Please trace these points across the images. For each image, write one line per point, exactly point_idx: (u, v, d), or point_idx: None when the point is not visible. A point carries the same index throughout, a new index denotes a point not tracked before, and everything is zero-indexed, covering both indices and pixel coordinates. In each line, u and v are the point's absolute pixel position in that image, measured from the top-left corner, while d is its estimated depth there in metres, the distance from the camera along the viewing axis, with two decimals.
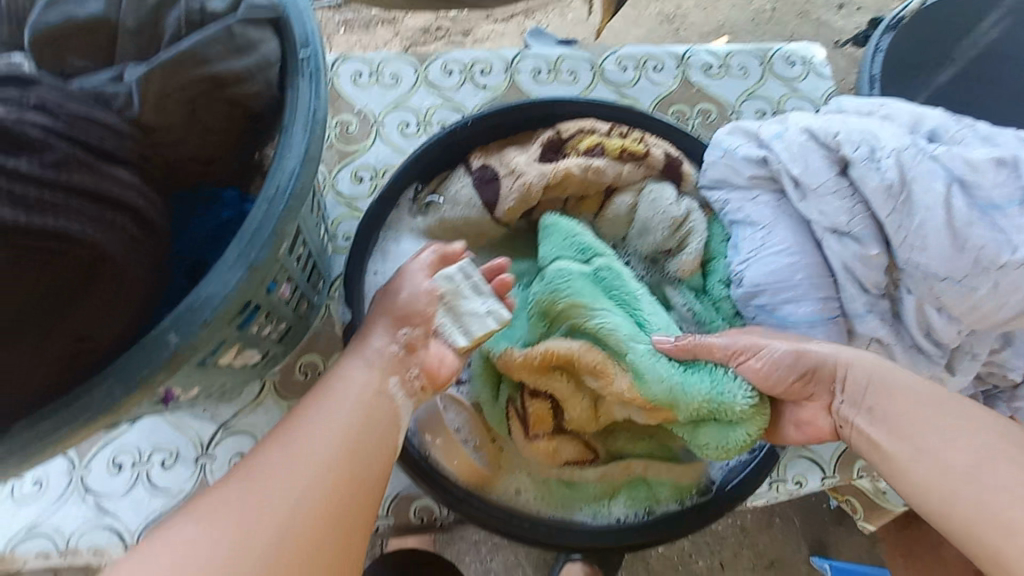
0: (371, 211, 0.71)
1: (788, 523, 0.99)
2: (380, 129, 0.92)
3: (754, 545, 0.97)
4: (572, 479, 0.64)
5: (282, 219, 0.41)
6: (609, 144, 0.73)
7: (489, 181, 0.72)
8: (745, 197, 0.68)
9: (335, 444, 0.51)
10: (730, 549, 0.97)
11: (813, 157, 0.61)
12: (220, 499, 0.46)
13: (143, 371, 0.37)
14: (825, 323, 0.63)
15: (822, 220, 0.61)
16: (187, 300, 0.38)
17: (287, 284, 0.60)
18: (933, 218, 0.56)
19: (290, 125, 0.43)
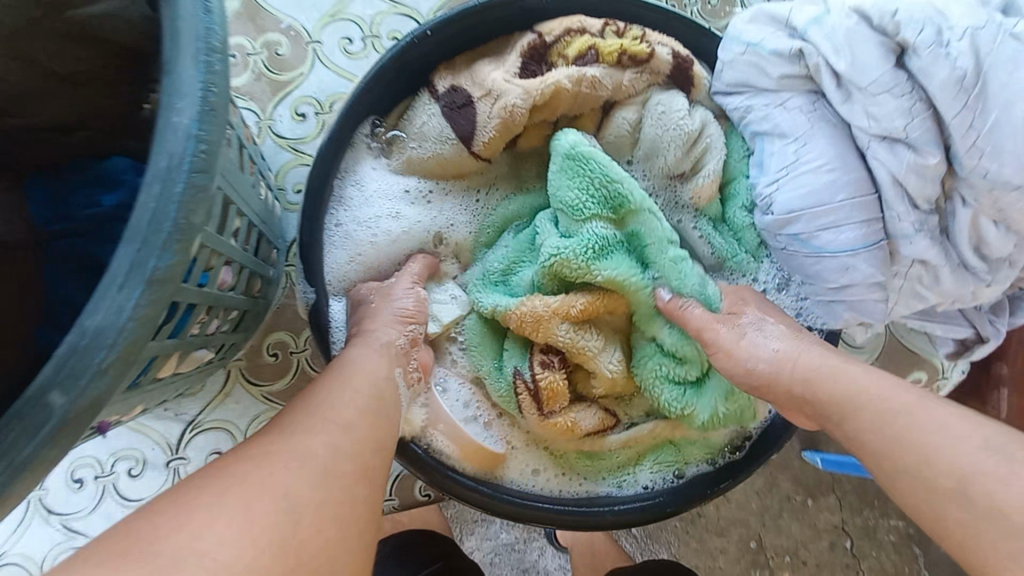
0: (321, 156, 0.57)
1: None
2: (318, 48, 0.75)
3: None
4: (593, 449, 0.58)
5: (185, 208, 0.29)
6: (604, 46, 0.59)
7: (461, 108, 0.59)
8: (774, 102, 0.56)
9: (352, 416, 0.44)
10: None
11: (863, 46, 0.49)
12: (232, 476, 0.37)
13: (27, 446, 0.27)
14: (869, 249, 0.54)
15: (870, 126, 0.51)
16: (68, 341, 0.27)
17: (228, 268, 0.48)
18: (1013, 114, 0.46)
19: (174, 62, 0.29)
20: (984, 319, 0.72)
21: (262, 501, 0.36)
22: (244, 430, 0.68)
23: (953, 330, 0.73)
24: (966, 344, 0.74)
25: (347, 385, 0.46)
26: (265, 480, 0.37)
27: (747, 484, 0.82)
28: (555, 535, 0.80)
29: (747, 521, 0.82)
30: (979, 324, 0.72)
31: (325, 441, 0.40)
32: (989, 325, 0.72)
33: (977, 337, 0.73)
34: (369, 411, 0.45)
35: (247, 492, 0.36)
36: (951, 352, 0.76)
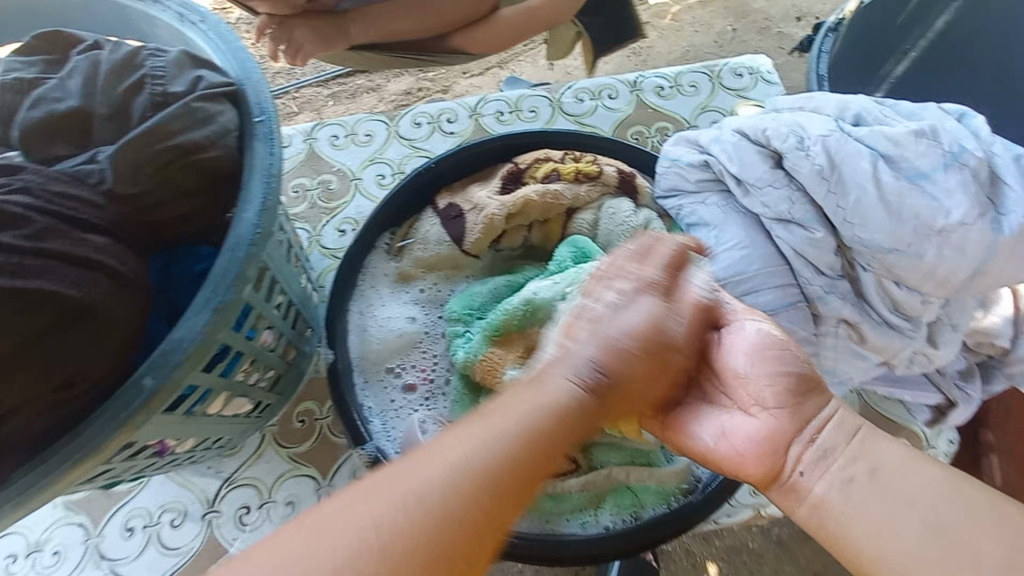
0: (350, 254, 0.75)
1: None
2: (359, 183, 0.99)
3: (794, 560, 0.98)
4: (557, 492, 0.64)
5: (242, 265, 0.45)
6: (564, 168, 0.77)
7: (455, 218, 0.77)
8: (696, 200, 0.71)
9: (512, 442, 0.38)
10: (771, 565, 0.98)
11: (748, 154, 0.66)
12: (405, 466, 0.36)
13: (124, 412, 0.41)
14: (788, 308, 0.63)
15: (767, 212, 0.65)
16: (160, 347, 0.42)
17: (270, 331, 0.64)
18: (866, 194, 0.59)
19: (248, 182, 0.48)
20: (951, 384, 0.76)
21: (370, 522, 0.33)
22: (270, 486, 0.79)
23: (924, 396, 0.76)
24: (942, 411, 0.77)
25: (522, 411, 0.40)
26: (408, 489, 0.35)
27: None
28: None
29: None
30: (946, 389, 0.76)
31: (490, 441, 0.38)
32: (956, 390, 0.76)
33: (949, 402, 0.77)
34: (510, 455, 0.37)
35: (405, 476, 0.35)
36: (928, 421, 0.78)
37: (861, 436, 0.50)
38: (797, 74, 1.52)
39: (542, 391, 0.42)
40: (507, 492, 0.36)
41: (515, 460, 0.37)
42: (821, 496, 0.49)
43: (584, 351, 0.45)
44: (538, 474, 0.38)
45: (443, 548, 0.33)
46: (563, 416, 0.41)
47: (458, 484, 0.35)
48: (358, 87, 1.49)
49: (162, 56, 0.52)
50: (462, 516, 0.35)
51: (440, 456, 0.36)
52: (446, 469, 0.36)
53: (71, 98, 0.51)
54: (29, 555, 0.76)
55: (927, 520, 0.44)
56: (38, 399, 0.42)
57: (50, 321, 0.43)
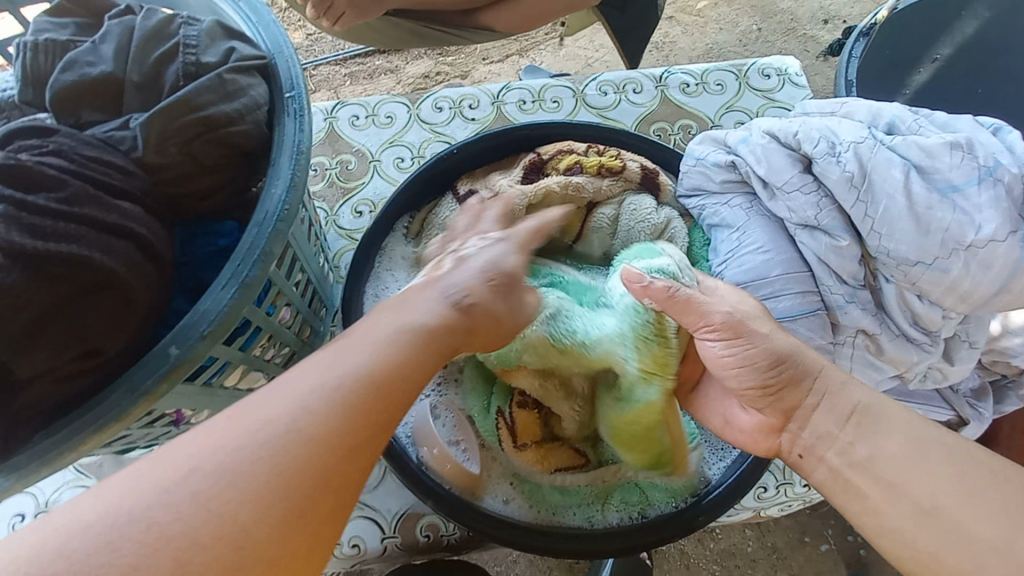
0: (367, 237, 0.75)
1: (822, 540, 1.00)
2: (378, 164, 0.98)
3: (787, 565, 0.98)
4: (564, 485, 0.64)
5: (268, 240, 0.45)
6: (587, 161, 0.76)
7: (475, 205, 0.76)
8: (720, 201, 0.70)
9: (346, 380, 0.37)
10: (762, 570, 0.98)
11: (776, 157, 0.65)
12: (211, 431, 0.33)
13: (149, 380, 0.41)
14: (808, 316, 0.63)
15: (791, 216, 0.64)
16: (186, 318, 0.42)
17: (287, 308, 0.64)
18: (896, 204, 0.59)
19: (276, 158, 0.48)
20: (964, 401, 0.75)
21: (243, 441, 0.33)
22: None
23: (937, 413, 0.75)
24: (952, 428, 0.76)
25: (374, 337, 0.41)
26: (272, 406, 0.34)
27: None
28: None
29: None
30: (958, 406, 0.75)
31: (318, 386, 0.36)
32: (968, 407, 0.75)
33: (960, 419, 0.75)
34: (368, 375, 0.38)
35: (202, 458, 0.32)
36: None
37: (858, 418, 0.53)
38: (820, 78, 1.50)
39: (402, 311, 0.44)
40: (365, 412, 0.36)
41: (343, 407, 0.36)
42: (825, 478, 0.54)
43: (453, 278, 0.48)
44: (397, 385, 0.39)
45: (319, 458, 0.33)
46: (420, 333, 0.42)
47: (291, 428, 0.34)
48: (377, 67, 1.47)
49: (195, 25, 0.52)
50: (323, 432, 0.34)
51: (298, 382, 0.36)
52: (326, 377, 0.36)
53: (104, 63, 0.51)
54: (38, 514, 0.76)
55: (923, 504, 0.48)
56: (66, 361, 0.43)
57: (78, 287, 0.43)
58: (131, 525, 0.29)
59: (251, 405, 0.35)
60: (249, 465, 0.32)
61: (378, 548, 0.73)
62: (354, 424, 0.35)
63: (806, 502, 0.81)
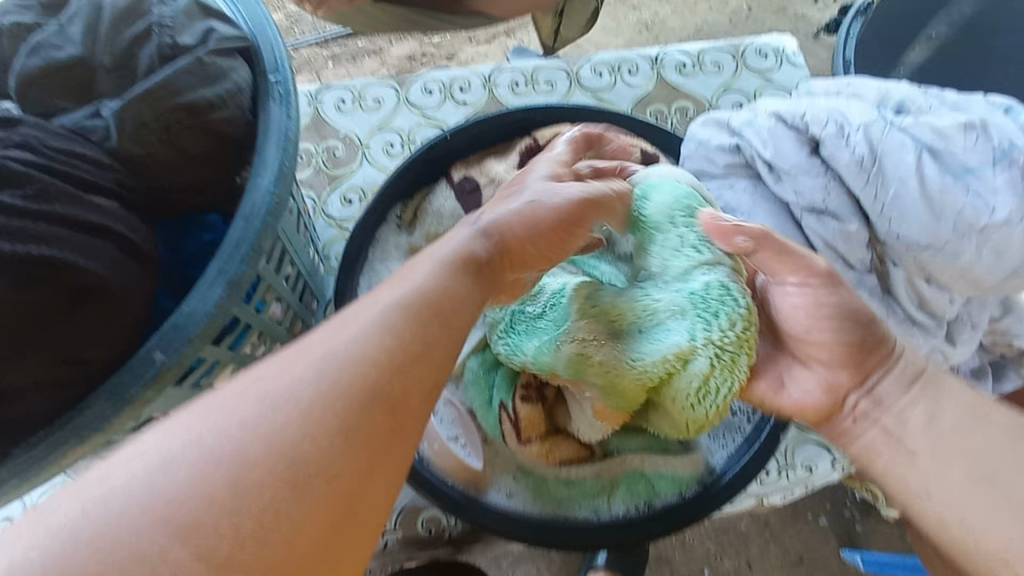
0: (360, 227, 0.72)
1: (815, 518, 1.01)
2: (367, 151, 0.94)
3: (780, 543, 0.99)
4: (570, 478, 0.63)
5: (258, 235, 0.42)
6: None
7: (471, 192, 0.76)
8: (723, 185, 0.68)
9: (399, 313, 0.37)
10: (756, 548, 0.99)
11: (783, 140, 0.63)
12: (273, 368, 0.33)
13: (133, 388, 0.38)
14: None
15: (799, 200, 0.62)
16: (171, 319, 0.40)
17: (278, 304, 0.61)
18: (906, 187, 0.58)
19: (263, 146, 0.45)
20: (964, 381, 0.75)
21: (307, 374, 0.33)
22: None
23: None
24: None
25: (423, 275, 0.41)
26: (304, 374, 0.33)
27: None
28: None
29: None
30: None
31: (375, 317, 0.37)
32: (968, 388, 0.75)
33: None
34: (419, 309, 0.38)
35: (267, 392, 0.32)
36: None
37: (924, 383, 0.50)
38: (811, 58, 1.48)
39: (449, 244, 0.45)
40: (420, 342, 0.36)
41: (399, 336, 0.36)
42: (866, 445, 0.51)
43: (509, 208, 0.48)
44: (450, 317, 0.39)
45: (380, 386, 0.34)
46: (467, 266, 0.44)
47: (350, 359, 0.34)
48: (361, 49, 1.42)
49: (170, 3, 0.48)
50: (379, 364, 0.34)
51: (354, 317, 0.36)
52: (360, 348, 0.34)
53: (71, 45, 0.47)
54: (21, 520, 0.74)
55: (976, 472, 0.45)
56: (44, 370, 0.40)
57: (53, 289, 0.40)
58: (199, 469, 0.29)
59: (310, 342, 0.35)
60: (293, 431, 0.31)
61: (379, 544, 0.72)
62: (407, 355, 0.36)
63: (807, 487, 0.81)
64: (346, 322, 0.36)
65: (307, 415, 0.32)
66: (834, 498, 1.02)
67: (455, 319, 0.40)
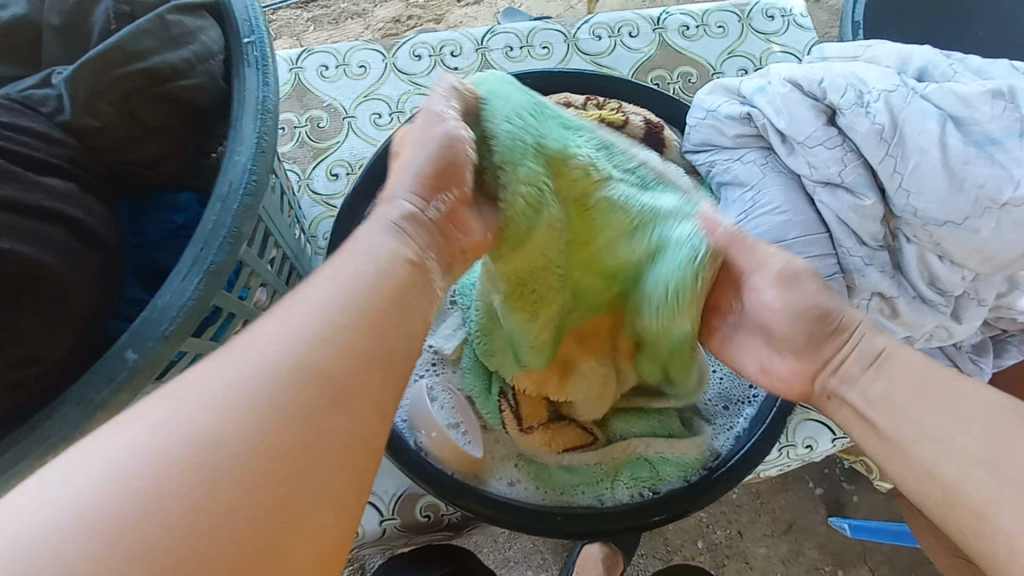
0: (346, 206, 0.68)
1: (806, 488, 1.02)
2: (353, 121, 0.89)
3: (772, 512, 1.00)
4: (572, 464, 0.61)
5: (237, 218, 0.38)
6: (585, 116, 0.69)
7: None
8: (732, 156, 0.65)
9: (313, 347, 0.34)
10: (748, 518, 1.00)
11: (798, 108, 0.60)
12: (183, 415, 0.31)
13: (104, 391, 0.35)
14: (824, 280, 0.60)
15: (813, 173, 0.59)
16: (144, 313, 0.36)
17: (263, 289, 0.57)
18: (928, 159, 0.55)
19: (238, 118, 0.41)
20: (966, 358, 0.74)
21: (216, 434, 0.30)
22: None
23: None
24: None
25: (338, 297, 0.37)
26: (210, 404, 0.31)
27: None
28: None
29: None
30: (961, 363, 0.74)
31: (291, 347, 0.34)
32: (971, 364, 0.75)
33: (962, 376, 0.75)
34: (329, 339, 0.35)
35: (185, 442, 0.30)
36: None
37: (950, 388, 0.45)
38: (814, 21, 1.42)
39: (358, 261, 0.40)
40: (342, 389, 0.34)
41: (314, 379, 0.33)
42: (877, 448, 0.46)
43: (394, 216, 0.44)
44: (365, 356, 0.36)
45: (300, 436, 0.32)
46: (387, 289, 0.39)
47: (268, 413, 0.31)
48: (343, 11, 1.34)
49: None
50: (301, 412, 0.32)
51: (265, 354, 0.33)
52: (262, 388, 0.32)
53: (16, 4, 0.42)
54: None
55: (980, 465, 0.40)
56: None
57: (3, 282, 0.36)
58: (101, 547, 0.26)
59: (214, 380, 0.32)
60: (201, 491, 0.28)
61: (377, 531, 0.70)
62: (323, 398, 0.33)
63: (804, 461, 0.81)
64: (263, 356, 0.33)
65: (217, 470, 0.29)
66: (826, 469, 1.03)
67: (375, 348, 0.37)
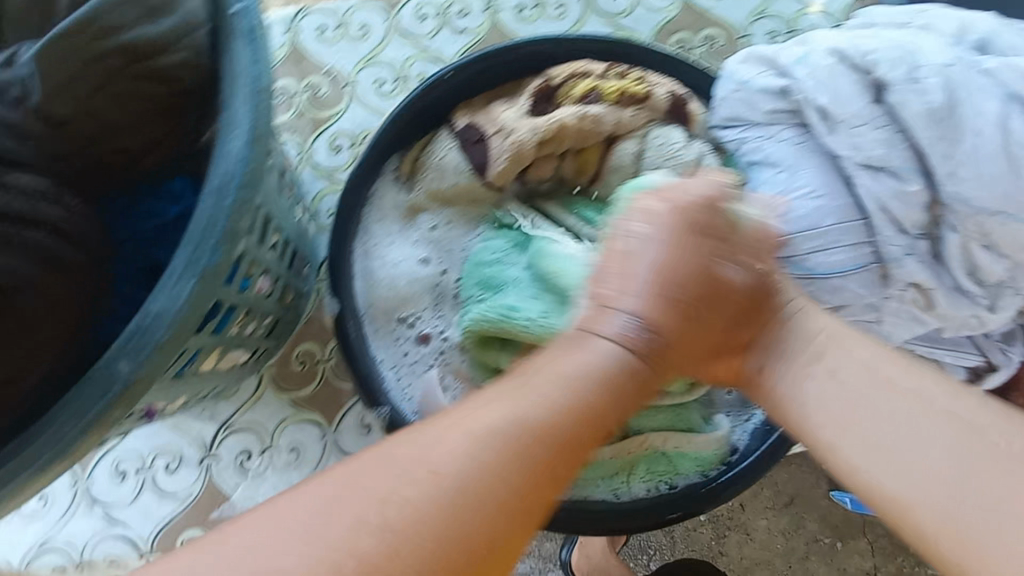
0: (351, 186, 0.64)
1: None
2: (354, 89, 0.84)
3: None
4: (586, 458, 0.58)
5: (231, 214, 0.35)
6: (606, 87, 0.64)
7: (475, 142, 0.65)
8: (765, 134, 0.61)
9: (544, 411, 0.38)
10: None
11: (843, 82, 0.55)
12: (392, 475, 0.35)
13: (97, 406, 0.32)
14: (858, 271, 0.57)
15: (855, 155, 0.55)
16: (134, 321, 0.33)
17: (264, 277, 0.54)
18: (984, 142, 0.51)
19: (229, 99, 0.36)
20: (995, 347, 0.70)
21: (406, 505, 0.34)
22: (271, 432, 0.74)
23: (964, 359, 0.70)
24: (978, 373, 0.72)
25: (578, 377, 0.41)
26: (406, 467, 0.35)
27: (773, 521, 0.79)
28: (572, 568, 0.77)
29: (772, 563, 0.79)
30: (989, 353, 0.69)
31: (516, 425, 0.37)
32: (999, 353, 0.70)
33: (989, 364, 0.71)
34: (563, 411, 0.39)
35: (360, 504, 0.34)
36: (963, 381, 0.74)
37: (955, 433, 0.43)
38: None
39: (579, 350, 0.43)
40: (532, 471, 0.36)
41: (536, 455, 0.37)
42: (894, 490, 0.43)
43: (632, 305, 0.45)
44: (603, 417, 0.40)
45: (484, 528, 0.34)
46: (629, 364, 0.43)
47: (450, 491, 0.34)
48: None
49: None
50: (498, 490, 0.35)
51: (507, 415, 0.38)
52: (452, 471, 0.35)
53: None
54: None
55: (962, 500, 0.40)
56: None
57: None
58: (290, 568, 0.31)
59: (486, 441, 0.36)
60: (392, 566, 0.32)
61: None
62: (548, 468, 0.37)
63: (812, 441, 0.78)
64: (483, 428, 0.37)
65: (408, 554, 0.32)
66: None
67: (598, 419, 0.40)
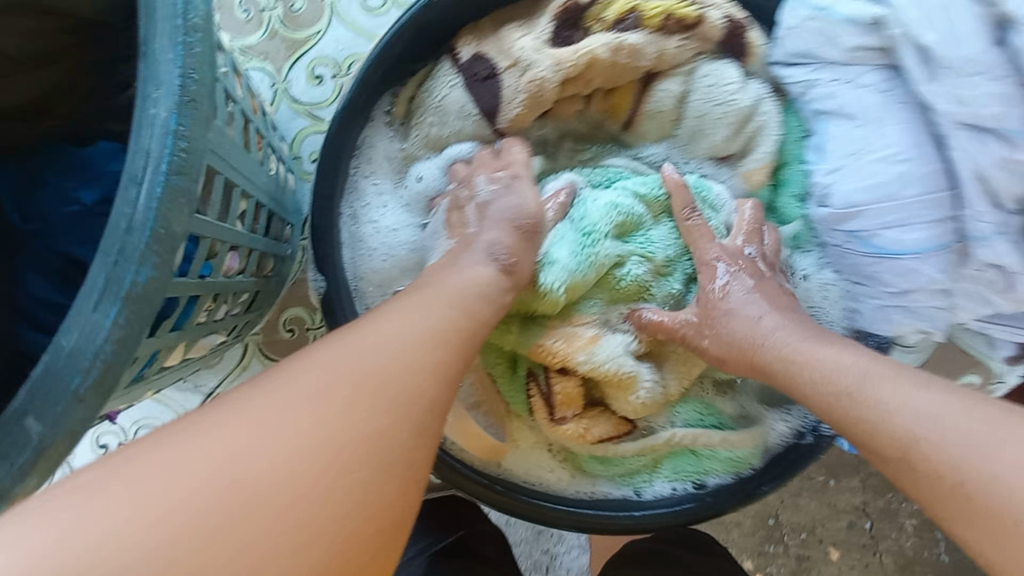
0: (334, 131, 0.52)
1: None
2: (336, 2, 0.69)
3: None
4: (608, 454, 0.54)
5: (159, 216, 0.26)
6: (647, 7, 0.51)
7: (484, 78, 0.53)
8: (841, 78, 0.50)
9: (406, 351, 0.36)
10: None
11: (959, 11, 0.42)
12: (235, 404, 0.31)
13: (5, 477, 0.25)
14: (936, 253, 0.48)
15: (953, 109, 0.44)
16: (40, 364, 0.26)
17: (233, 253, 0.46)
18: None
19: (145, 44, 0.26)
20: None
21: (252, 450, 0.29)
22: None
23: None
24: None
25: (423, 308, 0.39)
26: (287, 392, 0.32)
27: None
28: None
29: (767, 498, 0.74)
30: None
31: (395, 341, 0.36)
32: None
33: None
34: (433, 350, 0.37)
35: (221, 436, 0.29)
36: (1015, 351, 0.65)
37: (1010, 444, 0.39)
38: None
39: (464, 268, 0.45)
40: (406, 405, 0.34)
41: (406, 377, 0.34)
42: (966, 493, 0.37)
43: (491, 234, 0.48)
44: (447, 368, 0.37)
45: (357, 443, 0.31)
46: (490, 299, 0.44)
47: (312, 422, 0.31)
48: None
49: None
50: (365, 425, 0.32)
51: (377, 344, 0.35)
52: (298, 397, 0.31)
53: None
54: None
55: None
56: None
57: None
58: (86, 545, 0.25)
59: (341, 371, 0.33)
60: (234, 496, 0.28)
61: None
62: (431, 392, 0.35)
63: None
64: (338, 359, 0.34)
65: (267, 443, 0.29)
66: None
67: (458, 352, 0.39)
